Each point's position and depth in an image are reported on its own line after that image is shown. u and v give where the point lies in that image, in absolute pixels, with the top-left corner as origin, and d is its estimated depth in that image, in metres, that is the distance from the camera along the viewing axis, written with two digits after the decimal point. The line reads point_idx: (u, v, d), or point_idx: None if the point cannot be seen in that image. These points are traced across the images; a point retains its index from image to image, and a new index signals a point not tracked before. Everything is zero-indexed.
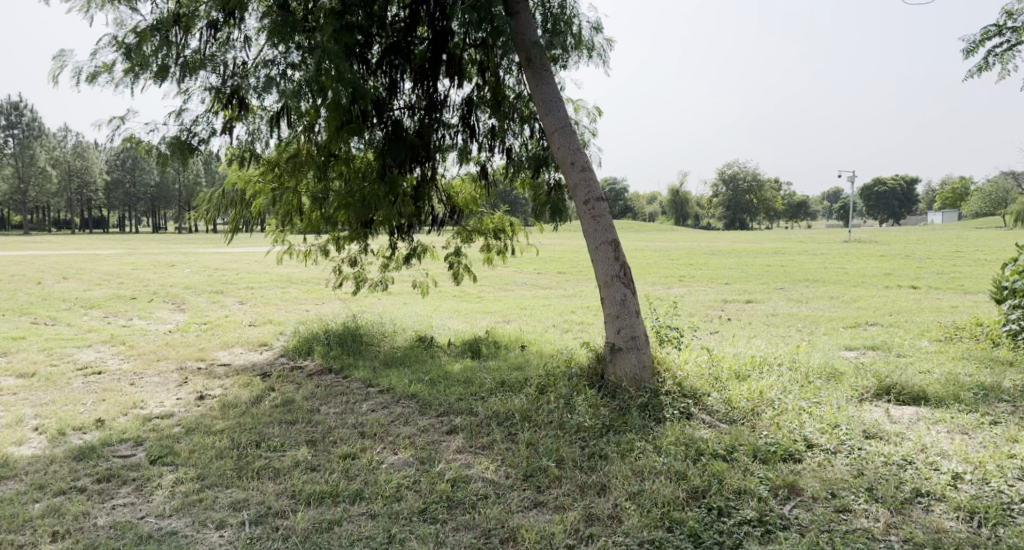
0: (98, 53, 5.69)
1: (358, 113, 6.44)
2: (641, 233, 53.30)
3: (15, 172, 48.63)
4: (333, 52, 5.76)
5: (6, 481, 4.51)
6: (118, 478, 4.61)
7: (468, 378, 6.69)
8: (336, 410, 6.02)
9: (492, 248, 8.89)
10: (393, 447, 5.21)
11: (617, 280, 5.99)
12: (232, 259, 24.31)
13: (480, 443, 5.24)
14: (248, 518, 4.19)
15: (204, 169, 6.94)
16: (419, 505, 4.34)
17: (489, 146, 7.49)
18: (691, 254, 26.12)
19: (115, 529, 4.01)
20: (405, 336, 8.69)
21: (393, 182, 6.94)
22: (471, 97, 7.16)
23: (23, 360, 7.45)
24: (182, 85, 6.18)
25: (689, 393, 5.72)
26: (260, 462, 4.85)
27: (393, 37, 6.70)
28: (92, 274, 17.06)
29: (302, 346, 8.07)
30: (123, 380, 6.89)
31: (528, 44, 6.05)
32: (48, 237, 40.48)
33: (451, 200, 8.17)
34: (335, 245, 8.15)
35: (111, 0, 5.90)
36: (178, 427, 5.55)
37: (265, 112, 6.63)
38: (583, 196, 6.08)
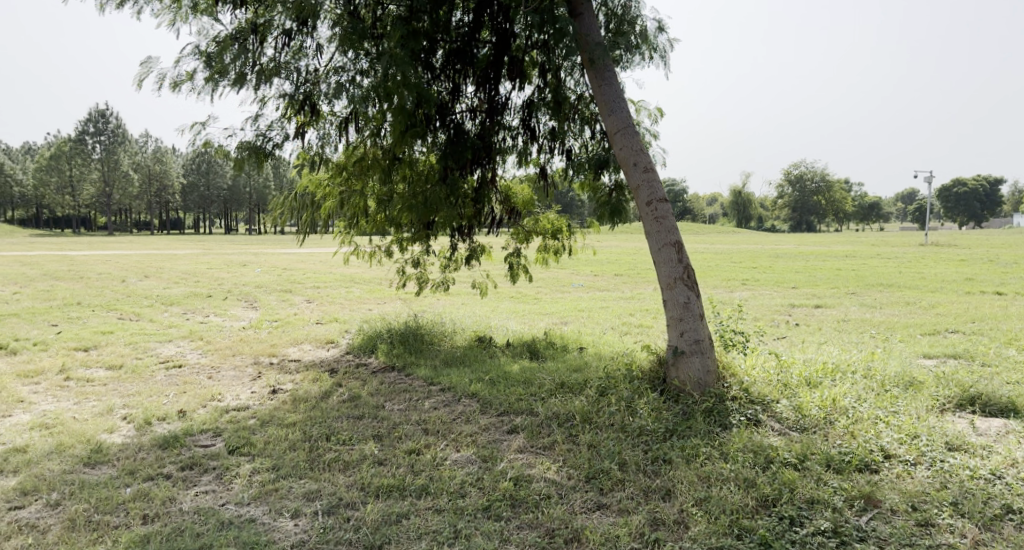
0: (182, 61, 6.00)
1: (422, 118, 6.53)
2: (704, 236, 52.23)
3: (101, 176, 51.61)
4: (400, 58, 5.90)
5: (100, 466, 4.81)
6: (200, 466, 4.84)
7: (529, 378, 6.73)
8: (400, 407, 6.15)
9: (549, 249, 8.90)
10: (456, 444, 5.29)
11: (681, 281, 5.91)
12: (300, 259, 25.07)
13: (541, 444, 5.27)
14: (321, 508, 4.35)
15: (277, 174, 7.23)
16: (483, 502, 4.40)
17: (549, 147, 7.54)
18: (755, 257, 25.50)
19: (199, 515, 4.21)
20: (465, 336, 8.80)
21: (454, 184, 7.03)
22: (532, 99, 7.21)
23: (111, 353, 7.91)
24: (258, 92, 6.48)
25: (757, 399, 5.59)
26: (330, 455, 5.02)
27: (457, 42, 6.79)
28: (171, 272, 17.99)
29: (367, 345, 8.28)
30: (201, 374, 7.23)
31: (591, 46, 6.05)
32: (131, 239, 42.81)
33: (510, 202, 8.23)
34: (398, 247, 8.26)
35: (194, 12, 6.22)
36: (253, 419, 5.79)
37: (335, 117, 6.91)
38: (645, 197, 6.02)
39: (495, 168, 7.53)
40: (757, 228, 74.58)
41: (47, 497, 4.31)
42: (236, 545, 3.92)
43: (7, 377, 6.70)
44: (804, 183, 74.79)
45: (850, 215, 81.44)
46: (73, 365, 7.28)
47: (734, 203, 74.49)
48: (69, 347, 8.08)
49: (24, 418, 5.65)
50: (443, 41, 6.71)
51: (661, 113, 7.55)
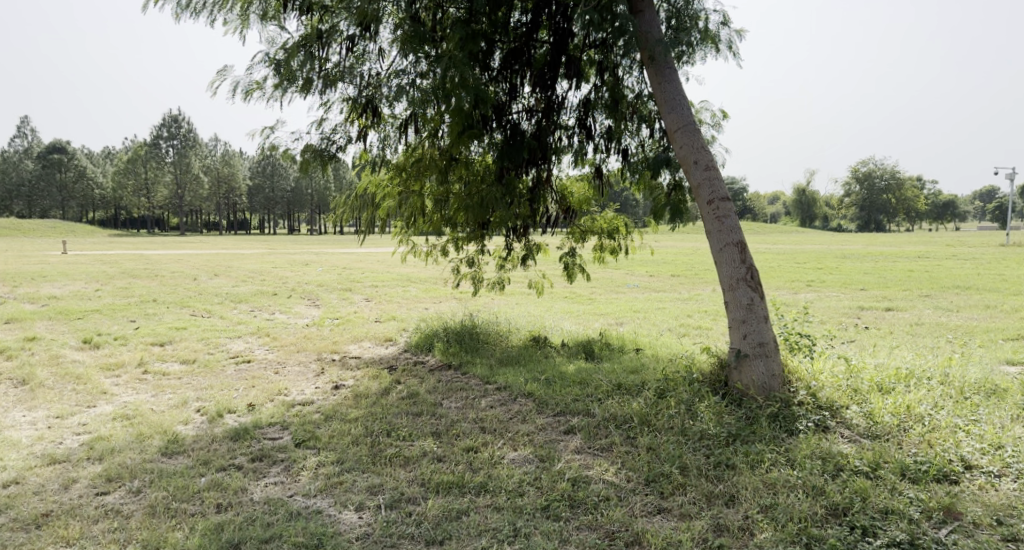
0: (253, 68, 6.22)
1: (480, 118, 6.58)
2: (765, 236, 50.88)
3: (174, 179, 53.92)
4: (459, 59, 5.97)
5: (176, 456, 5.03)
6: (269, 458, 5.01)
7: (585, 379, 6.70)
8: (458, 405, 6.22)
9: (605, 248, 8.82)
10: (513, 443, 5.31)
11: (743, 282, 5.78)
12: (359, 259, 25.58)
13: (599, 445, 5.24)
14: (384, 502, 4.44)
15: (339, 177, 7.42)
16: (542, 502, 4.41)
17: (605, 147, 7.47)
18: (820, 258, 24.59)
19: (268, 505, 4.36)
20: (520, 335, 8.82)
21: (510, 184, 7.05)
22: (589, 97, 7.16)
23: (185, 348, 8.27)
24: (324, 97, 6.66)
25: (825, 405, 5.41)
26: (391, 450, 5.12)
27: (516, 43, 6.81)
28: (238, 271, 18.65)
29: (423, 343, 8.40)
30: (268, 369, 7.49)
31: (652, 43, 5.97)
32: (201, 239, 44.56)
33: (565, 201, 8.19)
34: (455, 246, 8.34)
35: (264, 21, 6.43)
36: (317, 413, 5.95)
37: (395, 120, 7.04)
38: (706, 196, 5.91)
39: (551, 168, 7.53)
40: (821, 228, 72.17)
41: (130, 484, 4.53)
42: (304, 536, 4.05)
43: (92, 369, 7.08)
44: (872, 180, 71.99)
45: (922, 214, 77.91)
46: (150, 359, 7.65)
47: (798, 201, 72.31)
48: (147, 342, 8.49)
49: (107, 408, 5.96)
50: (501, 42, 6.74)
51: (724, 115, 7.38)
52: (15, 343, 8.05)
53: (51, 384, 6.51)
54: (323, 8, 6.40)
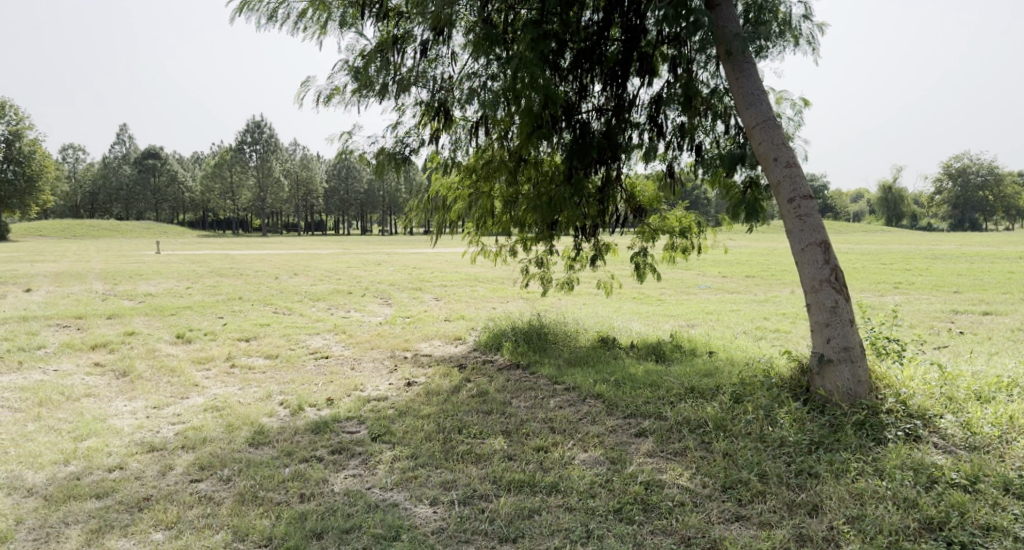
0: (333, 76, 6.42)
1: (549, 118, 6.57)
2: (848, 235, 48.68)
3: (256, 182, 56.32)
4: (529, 60, 5.95)
5: (262, 446, 5.26)
6: (347, 451, 5.17)
7: (657, 381, 6.58)
8: (527, 405, 6.24)
9: (676, 248, 8.66)
10: (583, 445, 5.29)
11: (827, 284, 5.56)
12: (430, 259, 26.01)
13: (671, 449, 5.15)
14: (457, 498, 4.51)
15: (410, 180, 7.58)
16: (614, 504, 4.38)
17: (678, 144, 7.32)
18: (908, 259, 23.37)
19: (348, 496, 4.51)
20: (588, 336, 8.77)
21: (579, 184, 7.03)
22: (661, 94, 7.02)
23: (268, 343, 8.64)
24: (398, 101, 6.83)
25: (917, 413, 5.13)
26: (463, 447, 5.20)
27: (586, 42, 6.78)
28: (315, 270, 19.30)
29: (492, 342, 8.47)
30: (344, 365, 7.72)
31: (728, 37, 5.79)
32: (279, 241, 46.34)
33: (634, 201, 8.07)
34: (524, 247, 8.36)
35: (343, 29, 6.65)
36: (392, 409, 6.09)
37: (466, 122, 7.13)
38: (787, 194, 5.72)
39: (621, 167, 7.43)
40: (908, 227, 68.55)
41: (220, 473, 4.77)
42: (382, 528, 4.16)
43: (184, 362, 7.49)
44: (965, 177, 67.81)
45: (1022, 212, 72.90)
46: (237, 353, 8.02)
47: (882, 198, 68.91)
48: (233, 337, 8.91)
49: (199, 400, 6.30)
50: (571, 43, 6.72)
51: (806, 102, 7.12)
52: (117, 337, 8.61)
53: (149, 376, 6.92)
54: (398, 15, 6.54)
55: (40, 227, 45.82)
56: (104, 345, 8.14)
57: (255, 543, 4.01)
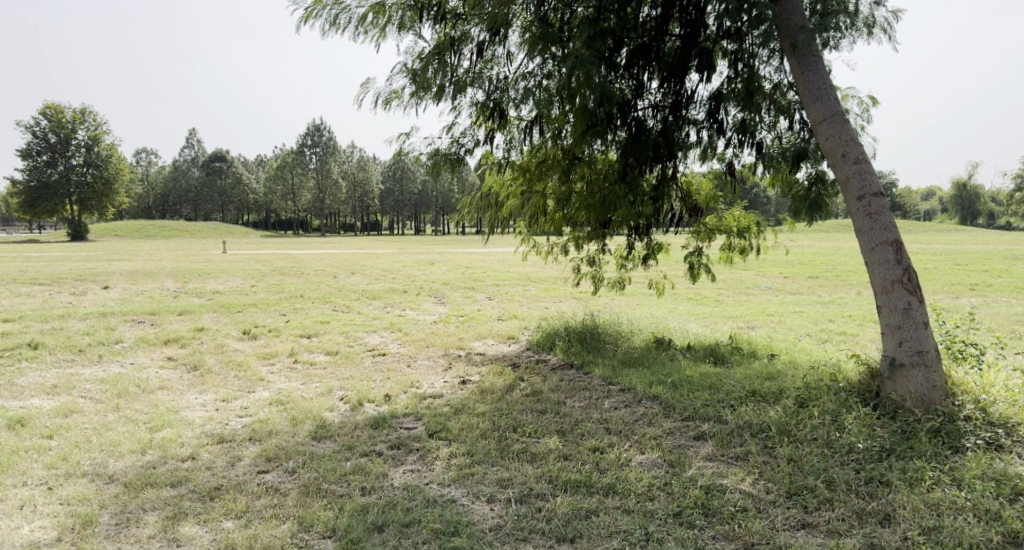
0: (392, 78, 6.55)
1: (604, 116, 6.51)
2: (916, 235, 46.80)
3: (315, 184, 57.80)
4: (585, 58, 5.90)
5: (324, 440, 5.39)
6: (405, 447, 5.25)
7: (715, 383, 6.45)
8: (581, 405, 6.20)
9: (734, 248, 8.44)
10: (640, 446, 5.23)
11: (899, 285, 5.35)
12: (483, 258, 26.17)
13: (733, 453, 5.04)
14: (514, 496, 4.53)
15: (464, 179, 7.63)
16: (674, 508, 4.32)
17: (739, 141, 7.09)
18: (983, 259, 22.33)
19: (407, 491, 4.59)
20: (643, 336, 8.66)
21: (633, 182, 6.92)
22: (721, 90, 6.82)
23: (328, 340, 8.85)
24: (454, 102, 6.90)
25: (998, 422, 4.89)
26: (519, 446, 5.21)
27: (644, 38, 6.66)
28: (372, 269, 19.68)
29: (545, 342, 8.45)
30: (400, 362, 7.85)
31: (794, 30, 5.62)
32: (337, 241, 47.43)
33: (690, 199, 7.90)
34: (576, 245, 8.30)
35: (401, 33, 6.75)
36: (447, 406, 6.16)
37: (521, 121, 7.15)
38: (856, 191, 5.52)
39: (678, 165, 7.28)
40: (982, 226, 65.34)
41: (285, 465, 4.91)
42: (441, 523, 4.22)
43: (250, 358, 7.75)
44: None
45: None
46: (299, 349, 8.24)
47: (954, 196, 65.77)
48: (295, 334, 9.17)
49: (264, 394, 6.50)
50: (627, 40, 6.63)
51: (873, 100, 6.86)
52: (188, 332, 8.97)
53: (217, 371, 7.19)
54: (456, 16, 6.60)
55: (115, 227, 48.21)
56: (176, 339, 8.50)
57: (319, 533, 4.12)
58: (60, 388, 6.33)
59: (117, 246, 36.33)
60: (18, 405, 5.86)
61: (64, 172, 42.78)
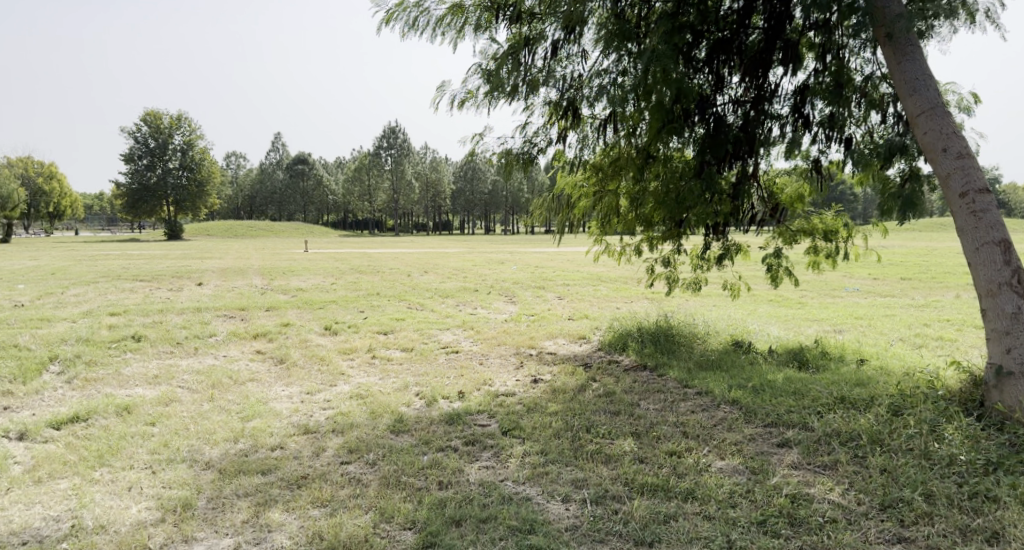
0: (467, 79, 6.61)
1: (681, 112, 6.33)
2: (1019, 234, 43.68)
3: (390, 185, 59.21)
4: (662, 53, 5.74)
5: (401, 434, 5.52)
6: (480, 443, 5.31)
7: (800, 389, 6.20)
8: (656, 407, 6.09)
9: (820, 251, 8.06)
10: (719, 452, 5.09)
11: (1007, 287, 5.01)
12: (553, 258, 26.11)
13: (820, 462, 4.84)
14: (589, 497, 4.50)
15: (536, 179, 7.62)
16: (757, 516, 4.20)
17: (825, 137, 6.76)
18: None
19: (483, 487, 4.63)
20: (720, 338, 8.42)
21: (711, 180, 6.64)
22: (807, 83, 6.54)
23: (403, 337, 9.05)
24: (527, 102, 6.91)
25: None
26: (594, 446, 5.17)
27: (724, 32, 6.46)
28: (444, 268, 19.97)
29: (618, 342, 8.34)
30: (473, 360, 7.94)
31: (891, 18, 5.32)
32: (411, 241, 48.33)
33: (773, 198, 7.62)
34: (649, 246, 8.15)
35: (476, 34, 6.80)
36: (520, 405, 6.18)
37: (594, 120, 7.08)
38: (957, 187, 5.22)
39: (759, 162, 7.02)
40: None
41: (366, 456, 5.05)
42: (517, 520, 4.25)
43: (332, 352, 8.02)
44: None
45: None
46: (377, 345, 8.46)
47: None
48: (373, 331, 9.42)
49: (345, 388, 6.71)
50: (707, 34, 6.42)
51: (975, 97, 6.42)
52: (274, 327, 9.36)
53: (301, 364, 7.48)
54: (531, 16, 6.61)
55: (206, 227, 50.91)
56: (263, 334, 8.89)
57: (399, 525, 4.22)
58: (161, 378, 6.73)
59: (206, 243, 38.31)
60: (125, 393, 6.26)
61: (161, 175, 45.46)
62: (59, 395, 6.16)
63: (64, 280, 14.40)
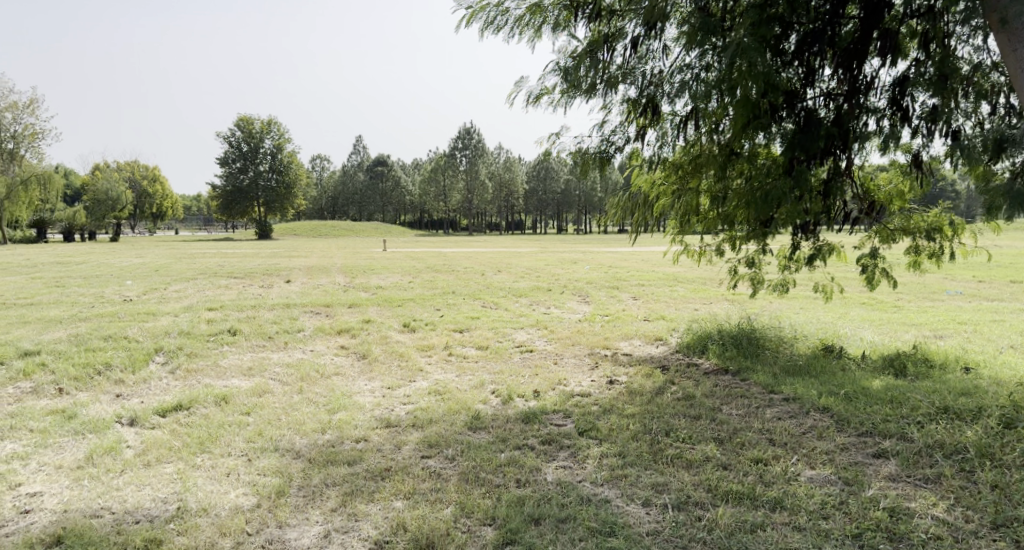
0: (544, 78, 6.59)
1: (768, 107, 6.12)
2: None
3: (465, 186, 60.00)
4: (748, 46, 5.56)
5: (479, 430, 5.57)
6: (556, 443, 5.30)
7: (897, 397, 5.88)
8: (739, 413, 5.89)
9: (922, 250, 7.61)
10: (809, 461, 4.88)
11: None
12: (628, 258, 25.74)
13: (922, 475, 4.60)
14: (670, 502, 4.42)
15: (612, 176, 7.47)
16: (852, 529, 4.06)
17: (927, 130, 6.33)
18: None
19: (561, 487, 4.62)
20: (808, 342, 8.08)
21: (801, 176, 6.39)
22: (906, 74, 6.18)
23: (479, 335, 9.14)
24: (605, 100, 6.83)
25: None
26: (673, 451, 5.06)
27: (816, 23, 6.13)
28: (518, 267, 20.03)
29: (697, 344, 8.12)
30: (548, 359, 7.93)
31: (1004, 3, 4.98)
32: (485, 241, 48.80)
33: (869, 195, 7.27)
34: (732, 245, 7.90)
35: (554, 32, 6.77)
36: (596, 406, 6.13)
37: (674, 116, 6.89)
38: None
39: (852, 158, 6.69)
40: None
41: (446, 452, 5.14)
42: (597, 522, 4.23)
43: (410, 349, 8.20)
44: None
45: None
46: (453, 343, 8.58)
47: None
48: (449, 328, 9.57)
49: (423, 384, 6.84)
50: (797, 25, 6.14)
51: None
52: (357, 324, 9.66)
53: (383, 360, 7.69)
54: (611, 12, 6.54)
55: (292, 227, 53.08)
56: (347, 330, 9.20)
57: (479, 520, 4.27)
58: (254, 370, 7.06)
59: (291, 242, 39.90)
60: (222, 384, 6.61)
61: (253, 178, 47.78)
62: (164, 385, 6.57)
63: (167, 277, 15.32)
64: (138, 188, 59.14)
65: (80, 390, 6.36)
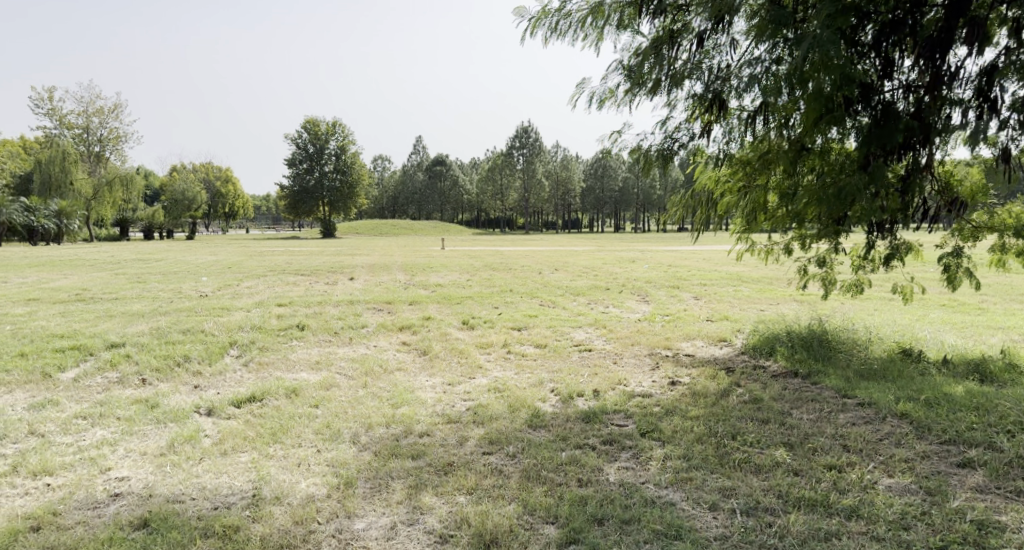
0: (607, 77, 6.53)
1: (842, 101, 5.88)
2: None
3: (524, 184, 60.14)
4: (822, 39, 5.35)
5: (539, 429, 5.56)
6: (618, 443, 5.23)
7: (983, 404, 5.58)
8: (810, 417, 5.69)
9: (1008, 248, 7.23)
10: (886, 468, 4.68)
11: None
12: (688, 258, 25.29)
13: (1012, 488, 4.38)
14: (739, 507, 4.31)
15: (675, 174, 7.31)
16: (936, 541, 3.89)
17: (1017, 122, 5.96)
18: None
19: (624, 488, 4.56)
20: (883, 345, 7.74)
21: (877, 172, 6.12)
22: (994, 63, 5.83)
23: (538, 334, 9.12)
24: (669, 97, 6.71)
25: None
26: (740, 455, 4.92)
27: (897, 12, 5.88)
28: (577, 267, 19.94)
29: (764, 346, 7.88)
30: (608, 359, 7.85)
31: None
32: (543, 240, 48.84)
33: (949, 191, 6.77)
34: (801, 244, 7.62)
35: (618, 30, 6.70)
36: (658, 407, 6.03)
37: (742, 112, 6.70)
38: None
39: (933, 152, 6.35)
40: None
41: (507, 449, 5.14)
42: (662, 524, 4.16)
43: (471, 346, 8.26)
44: None
45: None
46: (512, 341, 8.60)
47: None
48: (508, 327, 9.58)
49: (483, 381, 6.88)
50: (874, 15, 5.93)
51: None
52: (417, 321, 9.79)
53: (443, 356, 7.77)
54: (676, 8, 6.42)
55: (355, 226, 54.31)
56: (408, 326, 9.33)
57: (542, 518, 4.26)
58: (321, 364, 7.25)
59: (352, 241, 40.81)
60: (292, 377, 6.82)
61: (318, 179, 49.14)
62: (238, 377, 6.82)
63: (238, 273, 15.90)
64: (212, 188, 61.73)
65: (161, 380, 6.67)
